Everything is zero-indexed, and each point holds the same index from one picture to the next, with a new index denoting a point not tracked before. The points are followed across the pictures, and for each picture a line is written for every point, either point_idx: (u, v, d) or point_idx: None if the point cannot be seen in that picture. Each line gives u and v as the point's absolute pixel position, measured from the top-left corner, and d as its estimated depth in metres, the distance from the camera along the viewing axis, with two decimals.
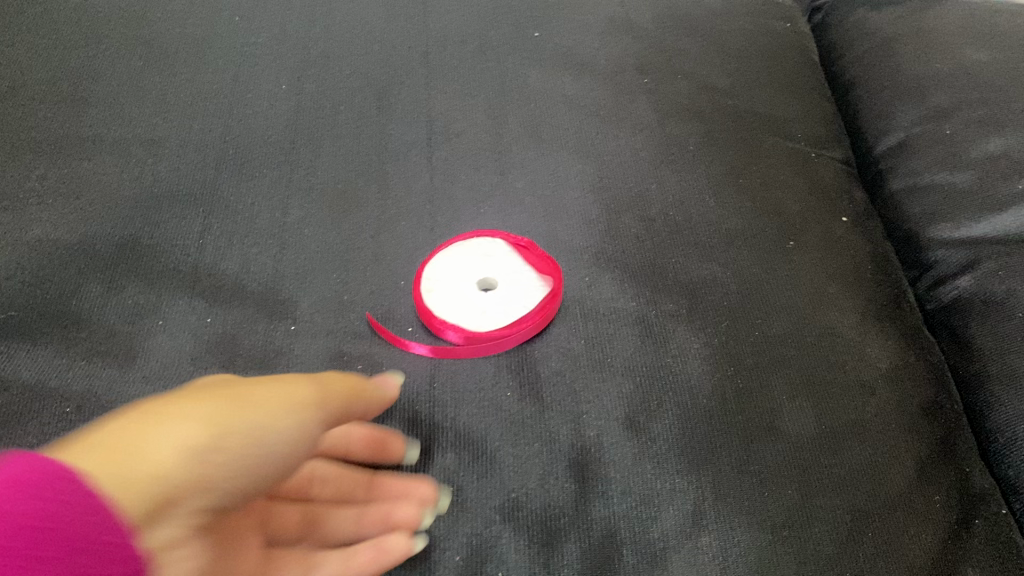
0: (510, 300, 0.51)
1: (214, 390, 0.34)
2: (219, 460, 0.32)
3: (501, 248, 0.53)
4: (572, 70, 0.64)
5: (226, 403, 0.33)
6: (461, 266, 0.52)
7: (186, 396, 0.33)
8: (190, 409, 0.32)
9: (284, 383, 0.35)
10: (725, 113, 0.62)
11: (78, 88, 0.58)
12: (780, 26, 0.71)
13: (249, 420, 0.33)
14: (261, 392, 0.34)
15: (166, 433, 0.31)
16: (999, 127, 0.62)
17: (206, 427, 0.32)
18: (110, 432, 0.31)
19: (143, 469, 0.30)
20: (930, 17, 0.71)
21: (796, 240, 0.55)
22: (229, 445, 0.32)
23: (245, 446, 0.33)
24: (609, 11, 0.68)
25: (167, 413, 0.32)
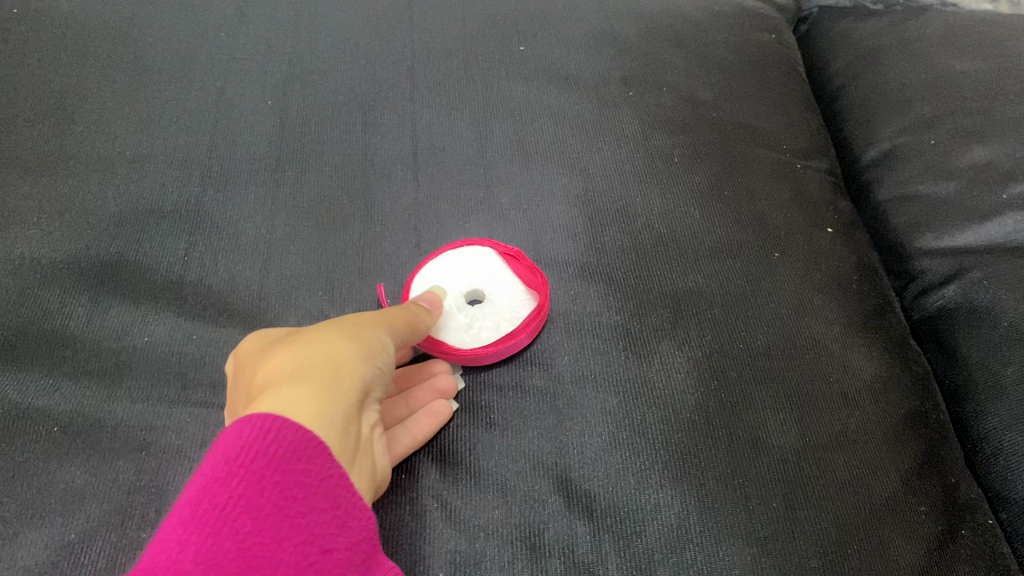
0: (497, 315, 0.51)
1: (319, 329, 0.40)
2: (373, 366, 0.39)
3: (490, 257, 0.53)
4: (557, 83, 0.64)
5: (348, 331, 0.40)
6: (450, 276, 0.52)
7: (312, 335, 0.39)
8: (335, 340, 0.39)
9: (366, 316, 0.43)
10: (710, 124, 0.62)
11: (64, 106, 0.59)
12: (765, 37, 0.71)
13: (374, 338, 0.41)
14: (360, 321, 0.41)
15: (338, 357, 0.38)
16: (983, 136, 0.62)
17: (356, 346, 0.39)
18: (301, 378, 0.36)
19: (346, 384, 0.37)
20: (915, 27, 0.72)
21: (780, 251, 0.55)
22: (376, 355, 0.40)
23: (382, 354, 0.41)
24: (594, 23, 0.69)
25: (325, 346, 0.38)
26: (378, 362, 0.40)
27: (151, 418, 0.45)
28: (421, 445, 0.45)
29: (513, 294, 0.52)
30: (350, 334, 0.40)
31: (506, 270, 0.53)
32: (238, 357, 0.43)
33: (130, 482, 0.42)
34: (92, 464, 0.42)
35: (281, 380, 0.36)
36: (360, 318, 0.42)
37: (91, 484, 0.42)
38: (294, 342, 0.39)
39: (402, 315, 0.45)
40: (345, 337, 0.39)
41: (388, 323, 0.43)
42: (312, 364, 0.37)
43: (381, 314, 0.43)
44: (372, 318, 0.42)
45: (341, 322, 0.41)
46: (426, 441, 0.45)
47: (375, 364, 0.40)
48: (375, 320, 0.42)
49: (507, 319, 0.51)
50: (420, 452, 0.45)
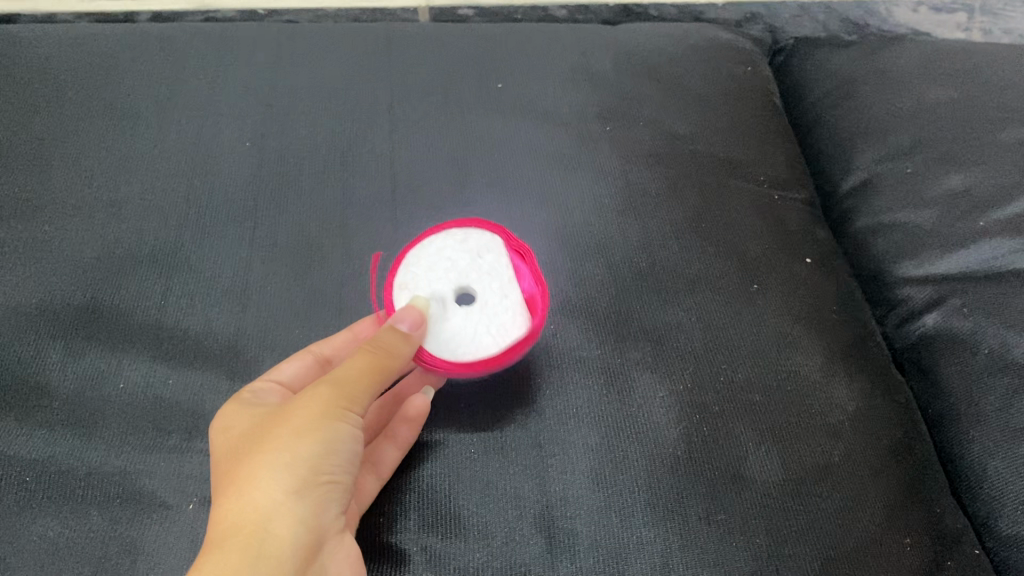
0: (482, 316, 0.46)
1: (260, 446, 0.38)
2: (313, 490, 0.38)
3: (490, 249, 0.49)
4: (535, 119, 0.64)
5: (286, 446, 0.37)
6: (444, 260, 0.48)
7: (247, 467, 0.37)
8: (267, 476, 0.37)
9: (311, 399, 0.39)
10: (688, 156, 0.62)
11: (40, 153, 0.59)
12: (741, 69, 0.72)
13: (315, 450, 0.38)
14: (302, 417, 0.38)
15: (267, 507, 0.36)
16: (958, 165, 0.63)
17: (290, 476, 0.37)
18: (226, 546, 0.35)
19: (274, 543, 0.36)
20: (888, 58, 0.72)
21: (760, 282, 0.56)
22: (315, 473, 0.38)
23: (336, 451, 0.38)
24: (570, 59, 0.69)
25: (253, 492, 0.36)
26: (322, 477, 0.38)
27: (126, 465, 0.44)
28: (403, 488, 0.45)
29: (507, 294, 0.47)
30: (286, 452, 0.37)
31: (507, 266, 0.48)
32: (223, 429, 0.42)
33: (104, 532, 0.42)
34: (66, 514, 0.42)
35: (212, 541, 0.36)
36: (307, 409, 0.39)
37: (67, 535, 0.41)
38: (237, 471, 0.37)
39: (360, 370, 0.40)
40: (279, 462, 0.37)
41: (335, 406, 0.39)
42: (238, 527, 0.36)
43: (332, 386, 0.39)
44: (318, 402, 0.39)
45: (283, 425, 0.38)
46: (406, 485, 0.45)
47: (317, 483, 0.38)
48: (323, 405, 0.39)
49: (491, 325, 0.46)
50: (401, 496, 0.45)
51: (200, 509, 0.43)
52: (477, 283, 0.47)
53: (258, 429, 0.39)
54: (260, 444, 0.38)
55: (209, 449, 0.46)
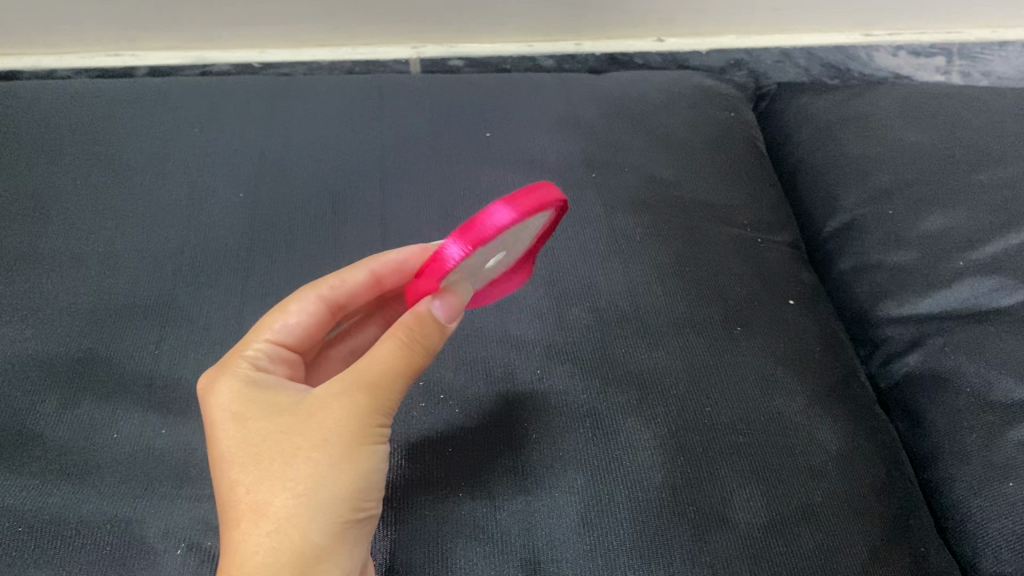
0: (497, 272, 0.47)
1: (295, 472, 0.39)
2: (352, 524, 0.39)
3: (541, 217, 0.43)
4: (522, 168, 0.66)
5: (329, 475, 0.39)
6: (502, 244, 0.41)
7: (284, 496, 0.39)
8: (311, 512, 0.38)
9: (348, 420, 0.40)
10: (672, 202, 0.64)
11: (39, 207, 0.60)
12: (724, 115, 0.74)
13: (354, 477, 0.39)
14: (340, 438, 0.39)
15: (312, 548, 0.38)
16: (937, 208, 0.64)
17: (333, 507, 0.39)
18: None
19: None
20: (868, 105, 0.74)
21: (743, 325, 0.56)
22: (355, 505, 0.39)
23: (373, 471, 0.40)
24: (557, 109, 0.71)
25: (300, 523, 0.38)
26: (360, 509, 0.40)
27: (119, 514, 0.45)
28: (392, 535, 0.46)
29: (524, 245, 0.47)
30: (331, 482, 0.39)
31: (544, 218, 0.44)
32: (238, 404, 0.42)
33: None
34: (58, 565, 0.43)
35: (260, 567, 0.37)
36: (346, 432, 0.39)
37: None
38: (274, 490, 0.39)
39: (400, 378, 0.40)
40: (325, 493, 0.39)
41: (372, 427, 0.40)
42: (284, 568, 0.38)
43: (369, 402, 0.40)
44: (358, 423, 0.40)
45: (320, 448, 0.39)
46: (395, 532, 0.46)
47: (357, 509, 0.40)
48: (362, 427, 0.40)
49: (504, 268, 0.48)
50: (390, 542, 0.45)
51: (190, 557, 0.44)
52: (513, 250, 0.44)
53: (285, 437, 0.40)
54: (300, 464, 0.39)
55: (200, 496, 0.46)
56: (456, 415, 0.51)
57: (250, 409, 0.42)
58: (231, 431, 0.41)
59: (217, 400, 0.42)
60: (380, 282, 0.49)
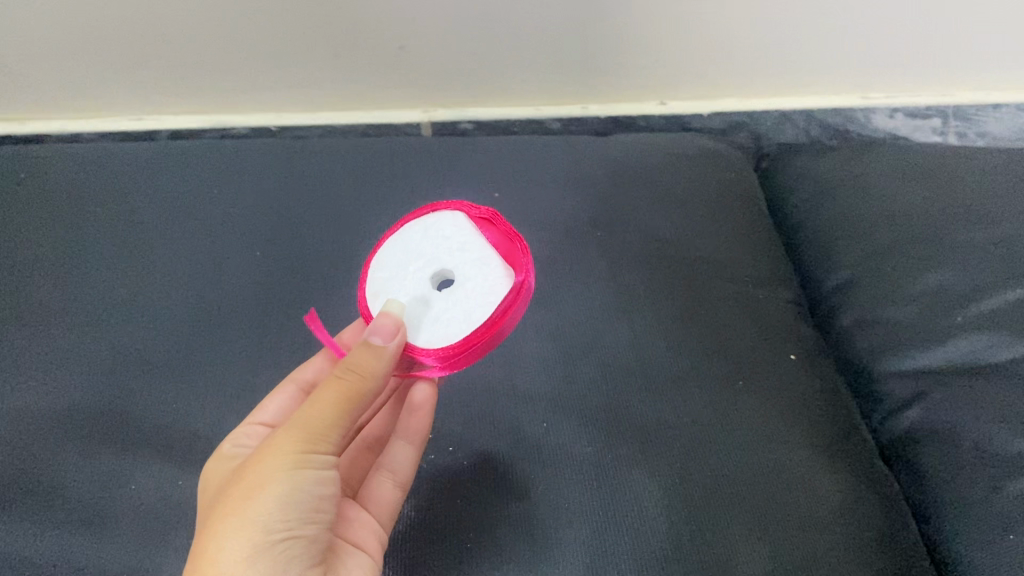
0: (464, 290, 0.45)
1: (218, 510, 0.37)
2: (270, 551, 0.36)
3: (451, 223, 0.49)
4: (530, 226, 0.68)
5: (238, 503, 0.37)
6: (410, 252, 0.48)
7: (202, 534, 0.37)
8: (220, 538, 0.36)
9: (269, 450, 0.38)
10: (675, 260, 0.66)
11: (64, 266, 0.62)
12: (726, 174, 0.76)
13: (269, 502, 0.37)
14: (256, 467, 0.38)
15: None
16: (934, 264, 0.66)
17: (243, 533, 0.36)
18: None
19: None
20: (866, 165, 0.76)
21: (746, 379, 0.58)
22: (270, 530, 0.37)
23: (298, 499, 0.38)
24: (564, 170, 0.73)
25: (208, 555, 0.36)
26: (280, 537, 0.37)
27: (138, 565, 0.46)
28: None
29: (484, 258, 0.47)
30: (239, 509, 0.37)
31: (475, 233, 0.48)
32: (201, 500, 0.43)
33: None
34: None
35: None
36: (261, 461, 0.38)
37: None
38: (196, 538, 0.37)
39: (329, 406, 0.39)
40: (233, 521, 0.36)
41: (294, 450, 0.38)
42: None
43: (292, 431, 0.38)
44: (276, 448, 0.38)
45: (237, 484, 0.38)
46: None
47: (277, 539, 0.37)
48: (280, 450, 0.38)
49: (483, 293, 0.45)
50: None
51: None
52: (457, 264, 0.46)
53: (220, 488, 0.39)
54: (218, 507, 0.37)
55: None
56: (465, 466, 0.52)
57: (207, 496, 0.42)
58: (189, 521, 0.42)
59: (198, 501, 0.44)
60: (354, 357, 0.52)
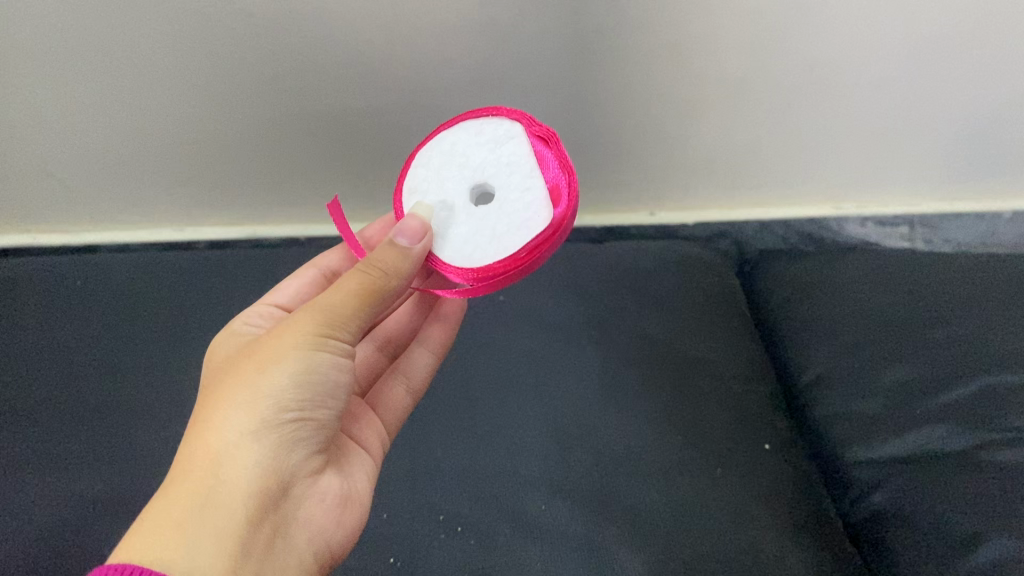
0: (501, 218, 0.49)
1: (234, 380, 0.43)
2: (276, 426, 0.43)
3: (513, 138, 0.51)
4: (530, 325, 0.75)
5: (256, 380, 0.43)
6: (465, 160, 0.52)
7: (218, 399, 0.43)
8: (234, 408, 0.42)
9: (289, 334, 0.44)
10: (660, 359, 0.73)
11: (117, 367, 0.70)
12: (709, 278, 0.83)
13: (282, 383, 0.43)
14: (277, 348, 0.44)
15: (225, 443, 0.41)
16: (896, 362, 0.73)
17: (256, 407, 0.42)
18: (188, 471, 0.41)
19: (227, 485, 0.40)
20: (838, 269, 0.84)
21: (722, 466, 0.64)
22: (280, 409, 0.43)
23: (308, 382, 0.44)
24: (562, 275, 0.81)
25: (221, 421, 0.42)
26: (287, 416, 0.43)
27: None
28: None
29: (528, 188, 0.49)
30: (255, 386, 0.43)
31: (530, 156, 0.50)
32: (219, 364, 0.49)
33: None
34: None
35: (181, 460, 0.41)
36: (280, 344, 0.44)
37: None
38: (212, 401, 0.43)
39: (349, 296, 0.45)
40: (247, 396, 0.42)
41: (310, 339, 0.44)
42: (195, 458, 0.41)
43: (313, 317, 0.44)
44: (297, 334, 0.44)
45: (257, 361, 0.44)
46: None
47: (284, 417, 0.43)
48: (300, 336, 0.44)
49: (511, 223, 0.48)
50: None
51: None
52: (501, 190, 0.49)
53: (242, 357, 0.46)
54: (236, 379, 0.43)
55: None
56: (470, 544, 0.58)
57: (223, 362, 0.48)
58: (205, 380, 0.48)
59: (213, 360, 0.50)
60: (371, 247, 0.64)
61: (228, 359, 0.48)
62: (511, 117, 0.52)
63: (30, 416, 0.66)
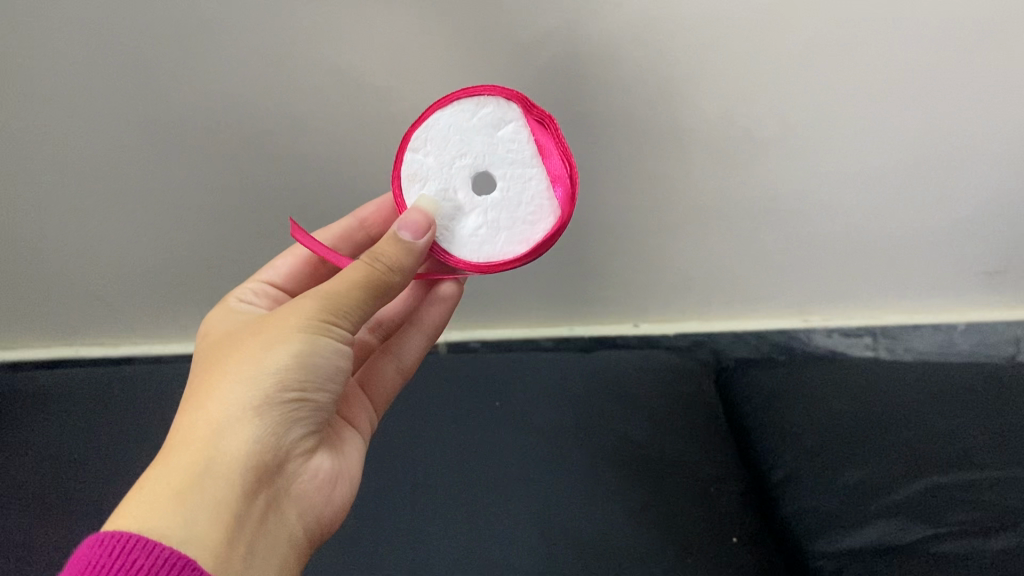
0: (508, 210, 0.54)
1: (239, 356, 0.48)
2: (276, 404, 0.47)
3: (510, 121, 0.54)
4: (523, 429, 0.83)
5: (262, 359, 0.47)
6: (463, 143, 0.54)
7: (223, 374, 0.47)
8: (238, 384, 0.47)
9: (293, 318, 0.49)
10: (640, 460, 0.80)
11: None
12: (688, 385, 0.91)
13: (285, 364, 0.47)
14: (282, 331, 0.48)
15: (228, 416, 0.46)
16: (855, 462, 0.79)
17: (260, 385, 0.47)
18: (191, 441, 0.45)
19: (227, 457, 0.45)
20: (806, 377, 0.92)
21: (693, 555, 0.72)
22: (282, 389, 0.47)
23: (309, 366, 0.48)
24: (553, 382, 0.89)
25: (226, 395, 0.46)
26: (287, 396, 0.48)
27: None
28: None
29: (530, 178, 0.54)
30: (260, 365, 0.47)
31: (530, 144, 0.54)
32: (220, 335, 0.54)
33: None
34: None
35: (184, 429, 0.46)
36: (285, 327, 0.49)
37: None
38: (217, 374, 0.48)
39: (352, 287, 0.49)
40: (250, 374, 0.47)
41: (313, 324, 0.49)
42: (198, 430, 0.45)
43: (317, 305, 0.49)
44: (302, 320, 0.49)
45: (262, 341, 0.48)
46: None
47: (284, 396, 0.48)
48: (304, 321, 0.49)
49: (517, 218, 0.54)
50: None
51: None
52: (505, 180, 0.54)
53: (245, 334, 0.50)
54: (241, 356, 0.48)
55: None
56: None
57: (225, 333, 0.53)
58: (206, 349, 0.52)
59: (214, 328, 0.55)
60: (364, 229, 0.69)
61: (231, 332, 0.53)
62: (502, 96, 0.54)
63: (82, 518, 0.77)
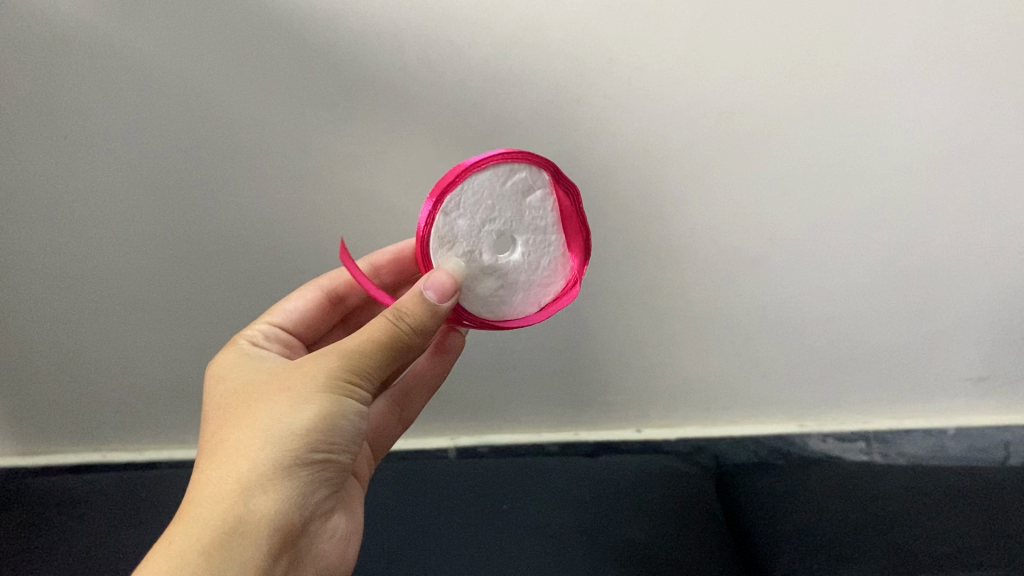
0: (528, 274, 0.57)
1: (264, 412, 0.50)
2: (302, 466, 0.50)
3: (538, 188, 0.55)
4: (530, 530, 0.86)
5: (288, 418, 0.49)
6: (494, 208, 0.54)
7: (250, 431, 0.50)
8: (264, 444, 0.49)
9: (316, 375, 0.51)
10: (643, 560, 0.83)
11: None
12: (689, 488, 0.95)
13: (311, 425, 0.49)
14: (308, 391, 0.50)
15: (254, 475, 0.48)
16: (849, 561, 0.82)
17: (286, 444, 0.49)
18: (218, 500, 0.48)
19: (253, 518, 0.48)
20: (804, 481, 0.95)
21: None
22: (308, 451, 0.50)
23: (334, 427, 0.51)
24: (558, 486, 0.93)
25: (252, 454, 0.49)
26: (312, 457, 0.50)
27: None
28: None
29: (549, 243, 0.57)
30: (287, 424, 0.49)
31: (552, 209, 0.57)
32: (241, 384, 0.55)
33: None
34: None
35: (210, 486, 0.48)
36: (311, 388, 0.51)
37: None
38: (243, 429, 0.50)
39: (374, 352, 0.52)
40: (277, 433, 0.49)
41: (338, 388, 0.51)
42: (224, 490, 0.48)
43: (342, 367, 0.51)
44: (328, 381, 0.51)
45: (288, 398, 0.50)
46: None
47: (310, 456, 0.50)
48: (329, 382, 0.51)
49: (534, 282, 0.57)
50: None
51: None
52: (529, 246, 0.56)
53: (268, 391, 0.52)
54: (266, 413, 0.50)
55: None
56: None
57: (247, 384, 0.55)
58: (227, 399, 0.54)
59: (233, 375, 0.57)
60: (377, 274, 0.70)
61: (252, 383, 0.55)
62: (529, 163, 0.55)
63: None
